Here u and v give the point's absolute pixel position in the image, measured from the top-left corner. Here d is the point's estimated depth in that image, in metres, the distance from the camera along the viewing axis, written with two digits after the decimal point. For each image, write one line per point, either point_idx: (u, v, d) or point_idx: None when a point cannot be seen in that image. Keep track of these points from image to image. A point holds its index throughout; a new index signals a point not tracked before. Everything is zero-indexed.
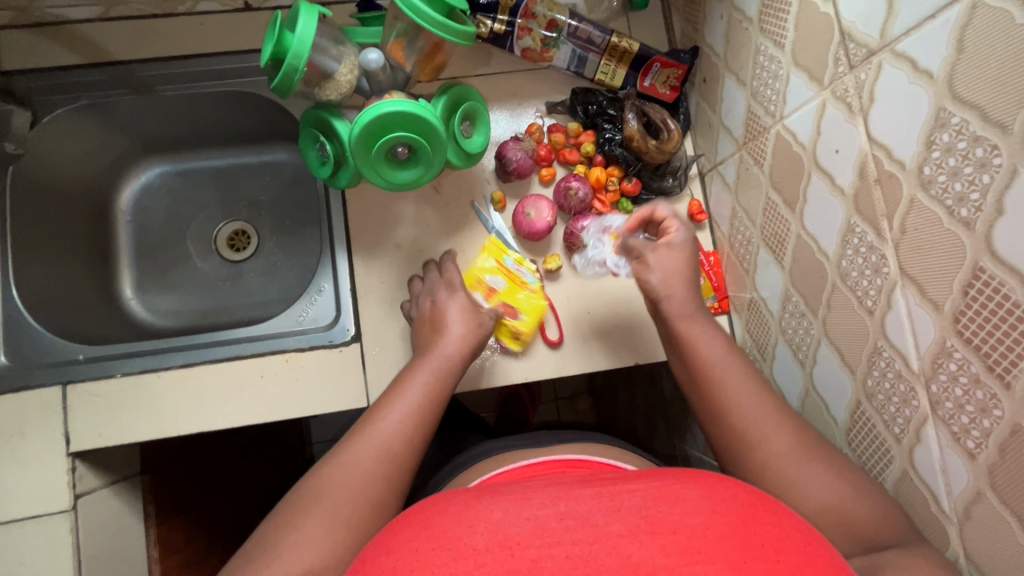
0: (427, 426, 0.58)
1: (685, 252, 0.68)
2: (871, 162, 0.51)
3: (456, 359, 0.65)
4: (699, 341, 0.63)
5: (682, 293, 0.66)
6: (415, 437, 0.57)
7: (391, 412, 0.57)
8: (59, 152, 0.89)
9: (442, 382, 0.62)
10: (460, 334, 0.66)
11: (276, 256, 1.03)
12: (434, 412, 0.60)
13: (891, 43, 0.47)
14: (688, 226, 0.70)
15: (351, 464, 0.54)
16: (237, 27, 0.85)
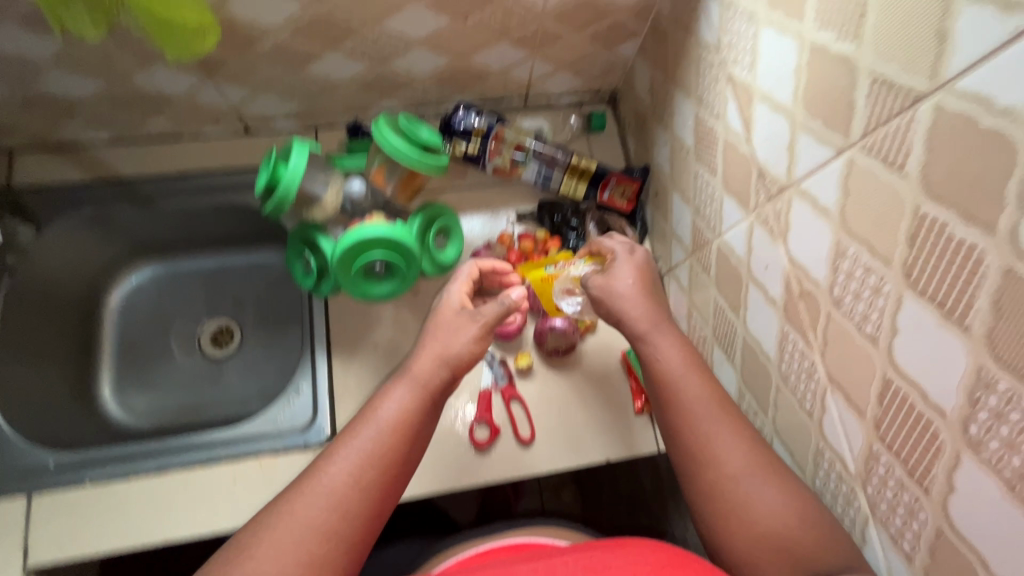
0: (393, 459, 0.57)
1: (633, 266, 0.72)
2: (795, 279, 0.58)
3: (430, 382, 0.62)
4: (662, 350, 0.64)
5: (638, 308, 0.68)
6: (371, 480, 0.55)
7: (350, 449, 0.56)
8: (57, 259, 0.94)
9: (413, 409, 0.60)
10: (434, 353, 0.64)
11: (257, 353, 1.06)
12: (401, 444, 0.58)
13: (797, 182, 0.55)
14: (629, 248, 0.75)
15: (301, 508, 0.52)
16: (237, 150, 0.94)
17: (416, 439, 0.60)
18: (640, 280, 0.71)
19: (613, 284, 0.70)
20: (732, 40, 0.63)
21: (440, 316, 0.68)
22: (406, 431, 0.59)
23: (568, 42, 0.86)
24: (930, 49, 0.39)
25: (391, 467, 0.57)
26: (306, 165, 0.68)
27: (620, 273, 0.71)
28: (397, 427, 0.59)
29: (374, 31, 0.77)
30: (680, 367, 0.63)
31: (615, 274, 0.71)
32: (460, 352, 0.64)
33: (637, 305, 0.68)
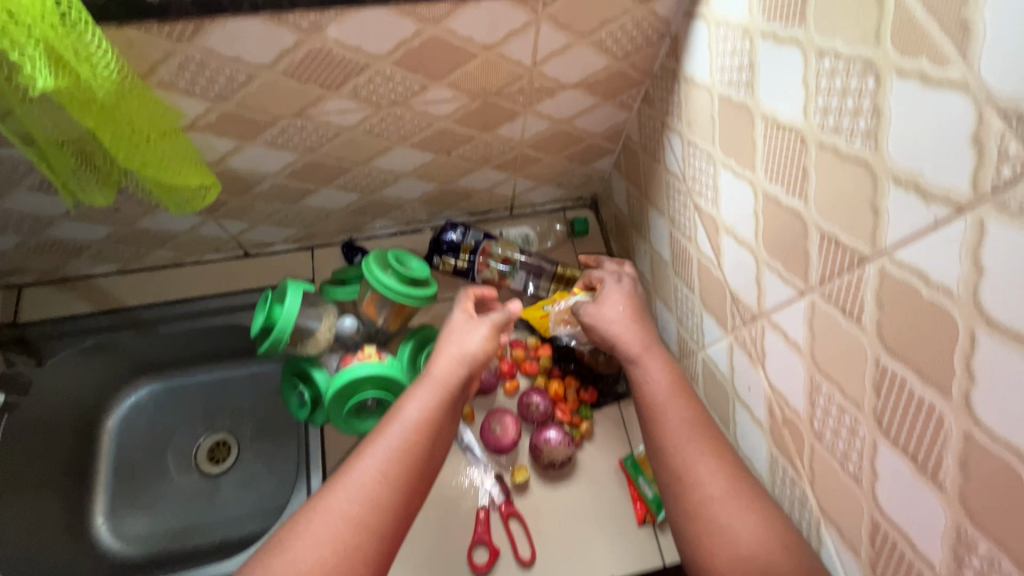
0: (416, 456, 0.59)
1: (626, 294, 0.76)
2: (777, 405, 0.59)
3: (450, 379, 0.65)
4: (648, 378, 0.66)
5: (626, 331, 0.70)
6: (398, 475, 0.57)
7: (378, 449, 0.59)
8: (59, 388, 0.95)
9: (436, 407, 0.63)
10: (452, 355, 0.67)
11: (254, 467, 1.06)
12: (425, 442, 0.60)
13: (768, 313, 0.58)
14: (619, 281, 0.78)
15: (335, 502, 0.55)
16: (236, 273, 0.98)
17: (438, 436, 0.62)
18: (629, 304, 0.74)
19: (601, 310, 0.73)
20: (694, 176, 0.68)
21: (449, 326, 0.72)
22: (430, 429, 0.61)
23: (547, 163, 0.92)
24: (866, 219, 0.43)
25: (415, 464, 0.59)
26: (300, 304, 0.71)
27: (609, 298, 0.74)
28: (421, 424, 0.61)
29: (363, 170, 0.82)
30: (665, 393, 0.65)
31: (605, 303, 0.74)
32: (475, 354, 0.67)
33: (631, 329, 0.70)
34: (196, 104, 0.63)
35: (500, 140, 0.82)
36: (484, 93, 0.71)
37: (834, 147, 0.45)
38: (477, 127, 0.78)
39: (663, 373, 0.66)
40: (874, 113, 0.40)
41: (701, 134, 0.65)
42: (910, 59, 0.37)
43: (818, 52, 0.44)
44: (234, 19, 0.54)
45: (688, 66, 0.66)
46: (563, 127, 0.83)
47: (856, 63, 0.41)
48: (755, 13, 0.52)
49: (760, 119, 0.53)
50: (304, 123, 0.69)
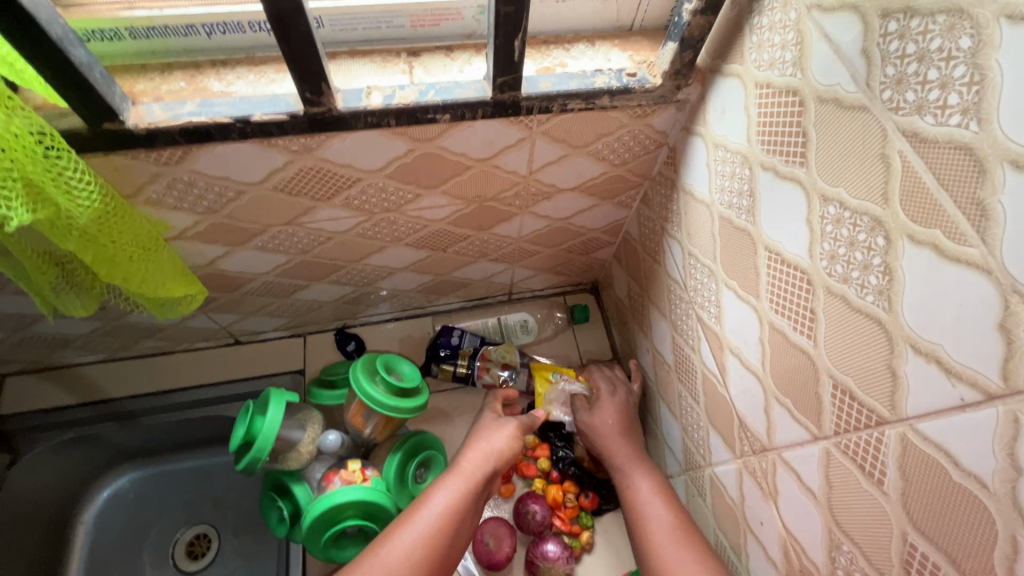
0: (441, 546, 0.57)
1: (617, 403, 0.80)
2: (792, 549, 0.54)
3: (478, 471, 0.65)
4: (633, 484, 0.71)
5: (612, 441, 0.76)
6: (421, 562, 0.55)
7: (404, 532, 0.57)
8: (32, 484, 0.91)
9: (462, 495, 0.62)
10: (481, 447, 0.67)
11: (235, 564, 1.01)
12: (451, 532, 0.59)
13: (779, 449, 0.53)
14: (614, 387, 0.82)
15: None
16: (225, 362, 0.95)
17: (461, 528, 0.60)
18: (618, 416, 0.78)
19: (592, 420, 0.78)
20: (695, 288, 0.65)
21: (480, 422, 0.73)
22: (455, 520, 0.59)
23: (545, 256, 0.90)
24: (884, 380, 0.39)
25: (438, 553, 0.57)
26: (283, 416, 0.67)
27: (603, 407, 0.79)
28: (447, 511, 0.60)
29: (357, 267, 0.81)
30: (650, 497, 0.69)
31: (598, 411, 0.79)
32: (502, 451, 0.68)
33: (625, 433, 0.77)
34: (184, 218, 0.62)
35: (497, 238, 0.81)
36: (480, 199, 0.70)
37: (844, 296, 0.42)
38: (473, 227, 0.77)
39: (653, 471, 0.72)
40: (886, 272, 0.38)
41: (702, 249, 0.63)
42: (923, 228, 0.34)
43: (822, 197, 0.42)
44: (223, 144, 0.53)
45: (686, 178, 0.64)
46: (561, 225, 0.82)
47: (863, 218, 0.39)
48: (753, 143, 0.50)
49: (763, 250, 0.51)
50: (295, 229, 0.68)
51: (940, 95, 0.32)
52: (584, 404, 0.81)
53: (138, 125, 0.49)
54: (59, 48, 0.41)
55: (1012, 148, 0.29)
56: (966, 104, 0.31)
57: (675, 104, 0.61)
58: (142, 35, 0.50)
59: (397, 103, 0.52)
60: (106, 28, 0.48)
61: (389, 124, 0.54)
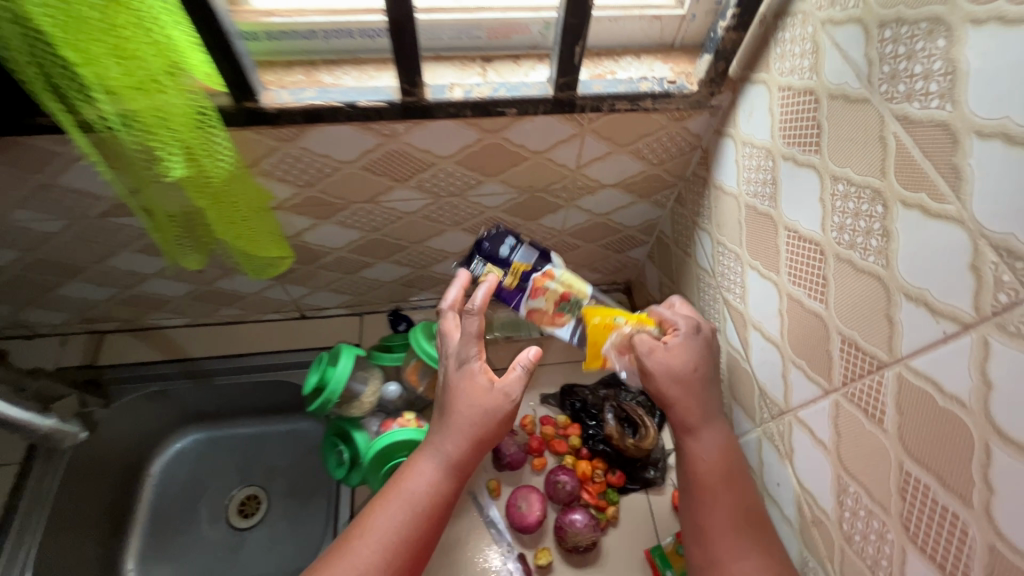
0: (414, 541, 0.60)
1: (690, 349, 0.66)
2: (805, 503, 0.59)
3: (460, 453, 0.63)
4: (700, 455, 0.64)
5: (687, 401, 0.65)
6: (396, 561, 0.59)
7: (377, 531, 0.59)
8: (117, 429, 1.03)
9: (443, 492, 0.62)
10: (471, 428, 0.63)
11: (280, 526, 1.09)
12: (426, 525, 0.61)
13: (795, 409, 0.60)
14: (691, 323, 0.68)
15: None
16: (292, 332, 1.06)
17: (441, 516, 0.63)
18: (696, 366, 0.66)
19: (666, 368, 0.65)
20: (723, 273, 0.73)
21: (468, 384, 0.64)
22: (433, 512, 0.61)
23: (584, 250, 0.99)
24: (883, 328, 0.46)
25: (414, 547, 0.60)
26: (351, 367, 0.77)
27: (679, 352, 0.66)
28: (429, 514, 0.61)
29: (418, 248, 0.91)
30: (717, 477, 0.63)
31: (671, 351, 0.66)
32: (491, 437, 0.64)
33: (701, 389, 0.66)
34: (286, 189, 0.74)
35: (543, 228, 0.91)
36: (532, 189, 0.80)
37: (850, 260, 0.49)
38: (523, 217, 0.87)
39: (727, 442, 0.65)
40: (884, 234, 0.45)
41: (729, 236, 0.70)
42: (912, 193, 0.42)
43: (833, 177, 0.50)
44: (331, 126, 0.64)
45: (718, 175, 0.73)
46: (601, 220, 0.91)
47: (866, 191, 0.47)
48: (776, 138, 0.59)
49: (784, 229, 0.59)
50: (373, 207, 0.79)
51: (924, 84, 0.40)
52: (648, 346, 0.67)
53: (269, 105, 0.61)
54: (226, 41, 0.54)
55: (977, 120, 0.37)
56: (943, 90, 0.39)
57: (709, 109, 0.70)
58: (272, 37, 0.62)
59: (474, 97, 0.63)
60: (251, 31, 0.61)
61: (465, 115, 0.65)
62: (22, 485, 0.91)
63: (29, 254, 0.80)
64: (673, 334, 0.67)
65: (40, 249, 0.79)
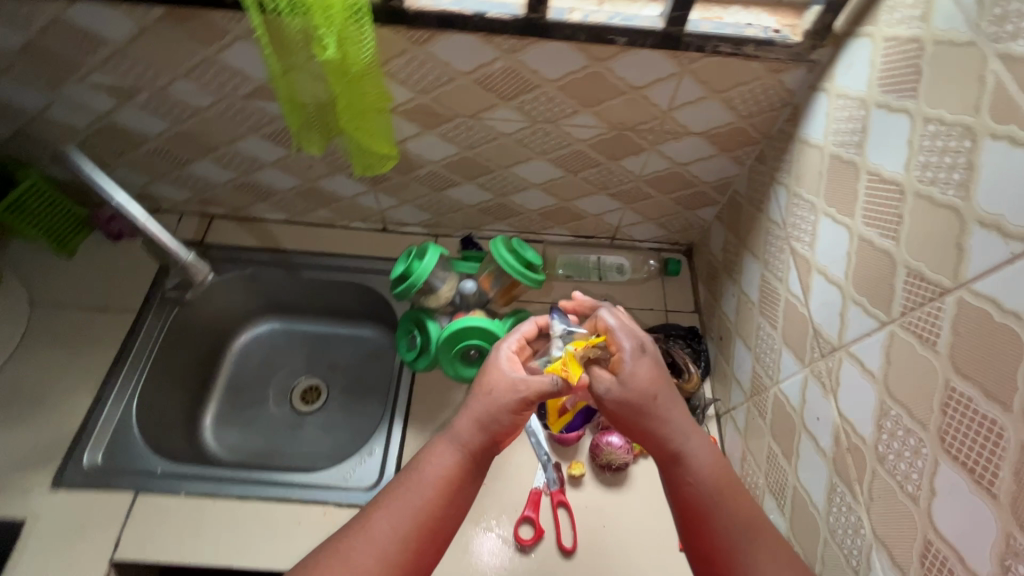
0: (428, 517, 0.65)
1: (643, 373, 0.71)
2: (843, 433, 0.63)
3: (474, 440, 0.70)
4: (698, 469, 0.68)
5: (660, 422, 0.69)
6: (408, 533, 0.64)
7: (392, 507, 0.65)
8: (212, 301, 1.17)
9: (454, 469, 0.68)
10: (479, 417, 0.70)
11: (337, 414, 1.20)
12: (439, 502, 0.66)
13: (847, 344, 0.64)
14: (636, 343, 0.72)
15: (352, 556, 0.61)
16: (374, 242, 1.17)
17: (455, 496, 0.68)
18: (655, 390, 0.70)
19: (627, 396, 0.70)
20: (796, 222, 0.77)
21: (491, 372, 0.74)
22: (446, 487, 0.67)
23: (656, 202, 1.04)
24: (951, 256, 0.50)
25: (428, 522, 0.65)
26: (435, 262, 0.86)
27: (631, 378, 0.70)
28: (439, 487, 0.67)
29: (504, 173, 0.99)
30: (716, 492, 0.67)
31: (627, 380, 0.70)
32: (502, 423, 0.70)
33: (665, 405, 0.69)
34: (405, 93, 0.83)
35: (622, 170, 0.97)
36: (621, 126, 0.87)
37: (929, 196, 0.53)
38: (607, 155, 0.93)
39: (712, 456, 0.68)
40: (968, 167, 0.48)
41: (809, 187, 0.74)
42: (1002, 125, 0.46)
43: (925, 118, 0.54)
44: (459, 33, 0.73)
45: (806, 130, 0.76)
46: (678, 170, 0.96)
47: (956, 128, 0.50)
48: (873, 87, 0.62)
49: (866, 173, 0.62)
50: (474, 123, 0.88)
51: None
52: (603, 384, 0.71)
53: (410, 8, 0.71)
54: None
55: None
56: None
57: (807, 63, 0.74)
58: None
59: (591, 22, 0.71)
60: None
61: (579, 39, 0.72)
62: (136, 330, 1.06)
63: (177, 126, 0.94)
64: (618, 354, 0.72)
65: (186, 123, 0.93)
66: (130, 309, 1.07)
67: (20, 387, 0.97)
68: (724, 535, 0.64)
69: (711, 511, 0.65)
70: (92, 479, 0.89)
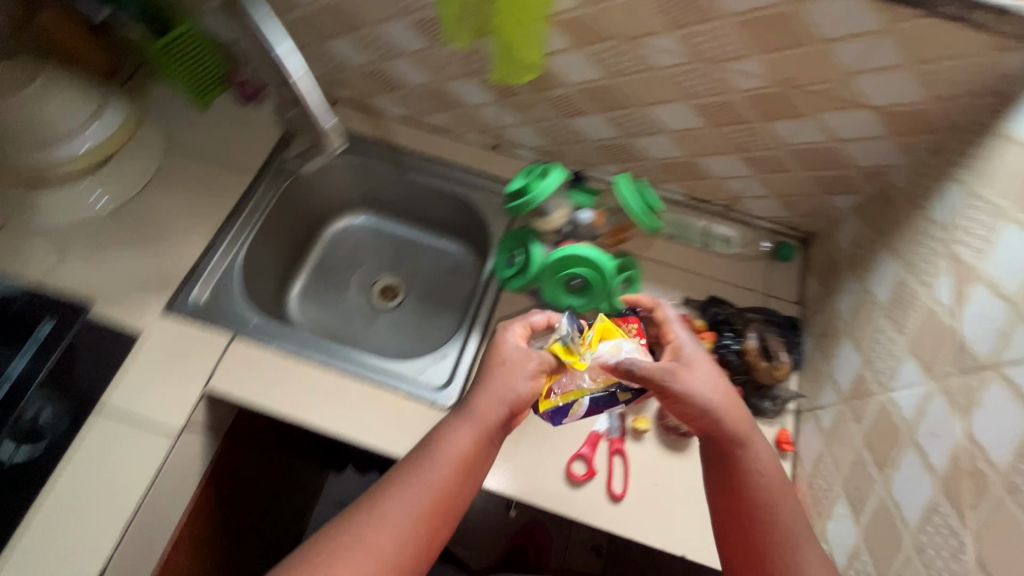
0: (445, 495, 0.67)
1: (703, 360, 0.77)
2: (966, 455, 0.59)
3: (490, 420, 0.72)
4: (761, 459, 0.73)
5: (729, 407, 0.74)
6: (425, 511, 0.66)
7: (409, 487, 0.67)
8: (320, 183, 1.22)
9: (472, 447, 0.70)
10: (497, 393, 0.74)
11: (410, 317, 1.24)
12: (456, 479, 0.68)
13: (1001, 363, 0.57)
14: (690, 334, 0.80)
15: (367, 535, 0.63)
16: (483, 158, 1.16)
17: (472, 473, 0.70)
18: (721, 380, 0.76)
19: (700, 381, 0.74)
20: (966, 225, 0.69)
21: (504, 354, 0.77)
22: (464, 465, 0.69)
23: (792, 177, 0.96)
24: None
25: (446, 499, 0.67)
26: (556, 185, 0.84)
27: (699, 366, 0.76)
28: (455, 465, 0.69)
29: (639, 111, 0.94)
30: (777, 482, 0.72)
31: (694, 368, 0.75)
32: (518, 393, 0.74)
33: (729, 396, 0.75)
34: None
35: (769, 133, 0.89)
36: (788, 82, 0.80)
37: None
38: (759, 113, 0.86)
39: (766, 460, 0.73)
40: None
41: (997, 187, 0.65)
42: None
43: None
44: None
45: (1013, 123, 0.66)
46: (831, 146, 0.88)
47: None
48: None
49: None
50: (629, 47, 0.83)
51: None
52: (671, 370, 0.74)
53: None
54: None
55: None
56: None
57: None
58: None
59: None
60: None
61: None
62: (251, 192, 1.11)
63: None
64: (679, 340, 0.79)
65: None
66: (249, 170, 1.12)
67: (149, 218, 1.04)
68: (772, 537, 0.68)
69: (762, 512, 0.70)
70: (197, 315, 0.97)
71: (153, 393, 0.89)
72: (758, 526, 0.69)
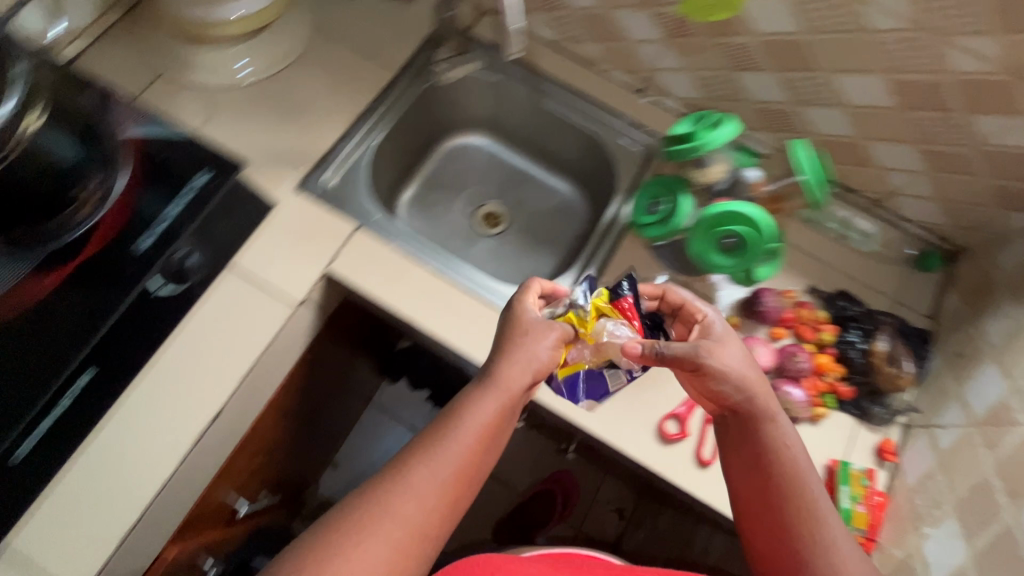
0: (470, 462, 0.67)
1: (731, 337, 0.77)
2: None
3: (514, 388, 0.71)
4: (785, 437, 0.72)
5: (757, 384, 0.73)
6: (452, 478, 0.66)
7: (434, 457, 0.66)
8: (452, 95, 1.20)
9: (495, 416, 0.69)
10: (521, 362, 0.72)
11: (509, 248, 1.24)
12: (480, 445, 0.68)
13: None
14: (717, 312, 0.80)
15: (394, 505, 0.63)
16: (624, 99, 1.11)
17: (494, 438, 0.70)
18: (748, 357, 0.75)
19: (733, 356, 0.74)
20: None
21: (524, 322, 0.75)
22: (487, 433, 0.69)
23: (971, 182, 0.88)
24: None
25: (471, 466, 0.67)
26: (727, 135, 0.81)
27: (729, 344, 0.75)
28: (478, 434, 0.68)
29: (823, 77, 0.88)
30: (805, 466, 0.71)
31: (724, 343, 0.75)
32: (541, 361, 0.74)
33: (756, 374, 0.74)
34: None
35: (967, 128, 0.82)
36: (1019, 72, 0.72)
37: None
38: (966, 102, 0.79)
39: (794, 443, 0.72)
40: None
41: None
42: None
43: None
44: None
45: None
46: None
47: None
48: None
49: None
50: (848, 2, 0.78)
51: None
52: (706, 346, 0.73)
53: None
54: None
55: None
56: None
57: None
58: None
59: None
60: None
61: None
62: (389, 90, 1.10)
63: None
64: (706, 317, 0.79)
65: None
66: (391, 66, 1.10)
67: (292, 95, 1.05)
68: (801, 527, 0.68)
69: (791, 496, 0.69)
70: (327, 199, 1.00)
71: (279, 263, 0.92)
72: (787, 515, 0.69)
